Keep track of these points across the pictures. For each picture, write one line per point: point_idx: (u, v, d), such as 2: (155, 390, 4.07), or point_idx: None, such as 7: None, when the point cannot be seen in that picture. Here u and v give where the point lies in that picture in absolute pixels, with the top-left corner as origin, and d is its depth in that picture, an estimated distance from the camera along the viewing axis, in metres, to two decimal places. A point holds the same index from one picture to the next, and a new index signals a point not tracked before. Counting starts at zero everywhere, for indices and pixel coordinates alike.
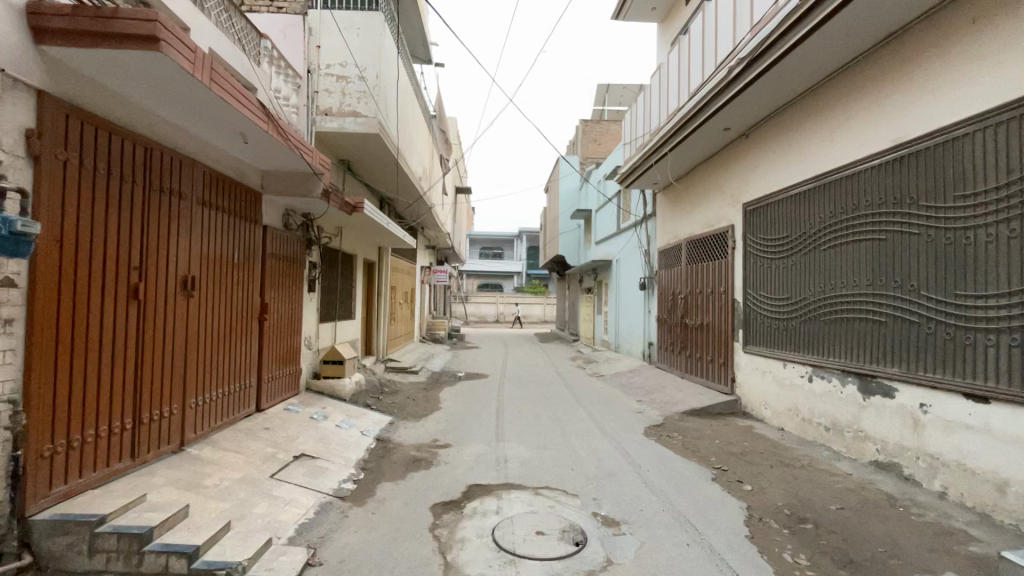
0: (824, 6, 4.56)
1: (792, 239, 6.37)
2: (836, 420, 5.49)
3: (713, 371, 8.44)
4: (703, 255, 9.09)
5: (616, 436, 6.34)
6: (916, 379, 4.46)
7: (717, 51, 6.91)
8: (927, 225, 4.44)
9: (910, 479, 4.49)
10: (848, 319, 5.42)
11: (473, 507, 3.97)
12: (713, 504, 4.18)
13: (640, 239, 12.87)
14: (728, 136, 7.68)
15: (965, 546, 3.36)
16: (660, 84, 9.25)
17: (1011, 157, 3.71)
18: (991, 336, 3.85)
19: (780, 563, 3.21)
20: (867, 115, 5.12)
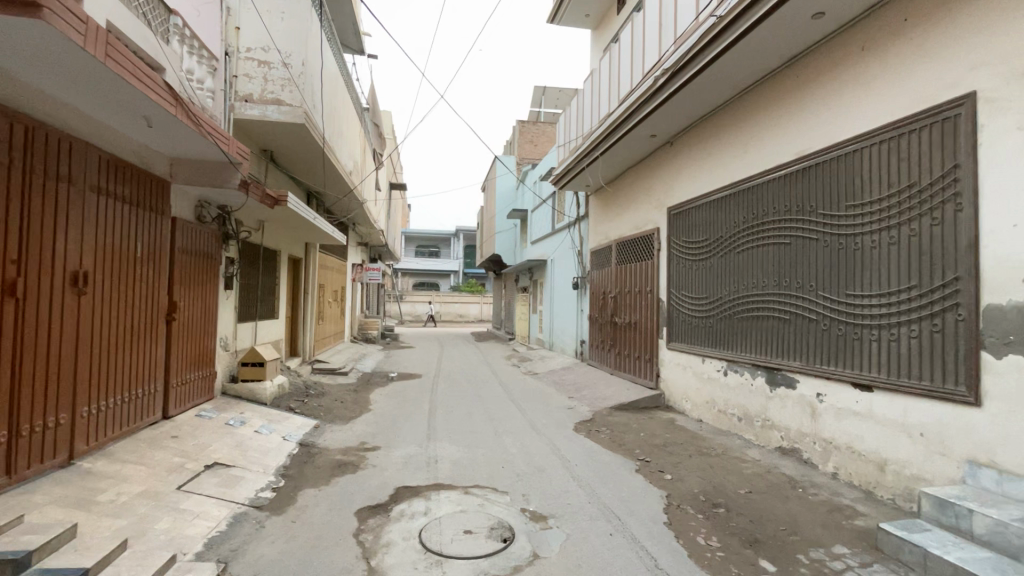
0: (737, 26, 4.88)
1: (710, 242, 6.80)
2: (747, 411, 5.92)
3: (640, 368, 8.83)
4: (631, 256, 9.48)
5: (546, 432, 6.46)
6: (814, 371, 4.91)
7: (643, 61, 7.23)
8: (824, 231, 4.89)
9: (808, 462, 4.94)
10: (758, 317, 5.86)
11: (401, 509, 3.89)
12: (636, 494, 4.37)
13: (573, 240, 13.19)
14: (654, 142, 8.04)
15: (852, 520, 3.75)
16: (592, 89, 9.54)
17: (892, 172, 4.17)
18: (873, 331, 4.32)
19: (694, 547, 3.41)
20: (776, 128, 5.55)
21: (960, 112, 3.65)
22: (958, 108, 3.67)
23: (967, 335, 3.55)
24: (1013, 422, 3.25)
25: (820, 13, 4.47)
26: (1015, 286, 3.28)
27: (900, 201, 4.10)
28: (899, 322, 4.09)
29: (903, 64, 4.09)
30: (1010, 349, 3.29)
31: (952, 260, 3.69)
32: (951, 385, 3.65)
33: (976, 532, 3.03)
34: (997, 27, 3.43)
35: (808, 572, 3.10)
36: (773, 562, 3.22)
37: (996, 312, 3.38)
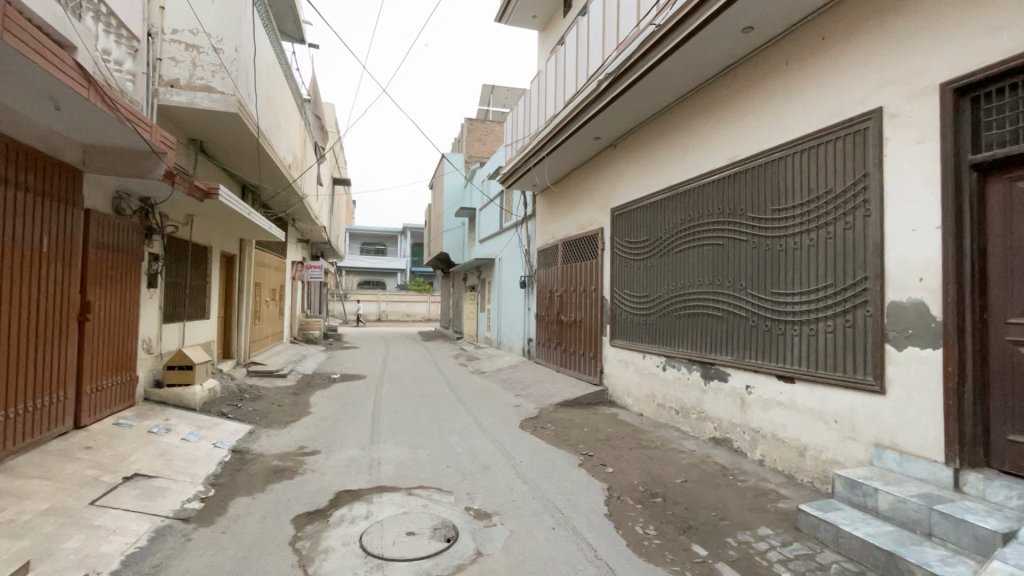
0: (675, 35, 5.08)
1: (651, 242, 7.06)
2: (683, 404, 6.20)
3: (584, 364, 9.04)
4: (576, 255, 9.68)
5: (492, 430, 6.48)
6: (743, 364, 5.21)
7: (587, 64, 7.38)
8: (753, 233, 5.19)
9: (738, 450, 5.24)
10: (693, 314, 6.15)
11: (341, 514, 3.78)
12: (579, 488, 4.47)
13: (520, 239, 13.30)
14: (599, 145, 8.24)
15: (775, 503, 4.02)
16: (539, 90, 9.64)
17: (812, 179, 4.50)
18: (796, 326, 4.64)
19: (632, 536, 3.54)
20: (711, 135, 5.84)
21: (870, 124, 3.98)
22: (868, 121, 4.00)
23: (874, 329, 3.89)
24: (912, 407, 3.59)
25: (750, 28, 4.75)
26: (913, 284, 3.62)
27: (819, 206, 4.42)
28: (818, 318, 4.42)
29: (821, 79, 4.42)
30: (910, 341, 3.63)
31: (863, 261, 4.02)
32: (861, 375, 3.99)
33: (880, 509, 3.33)
34: (899, 49, 3.78)
35: (736, 554, 3.29)
36: (705, 546, 3.40)
37: (898, 308, 3.72)
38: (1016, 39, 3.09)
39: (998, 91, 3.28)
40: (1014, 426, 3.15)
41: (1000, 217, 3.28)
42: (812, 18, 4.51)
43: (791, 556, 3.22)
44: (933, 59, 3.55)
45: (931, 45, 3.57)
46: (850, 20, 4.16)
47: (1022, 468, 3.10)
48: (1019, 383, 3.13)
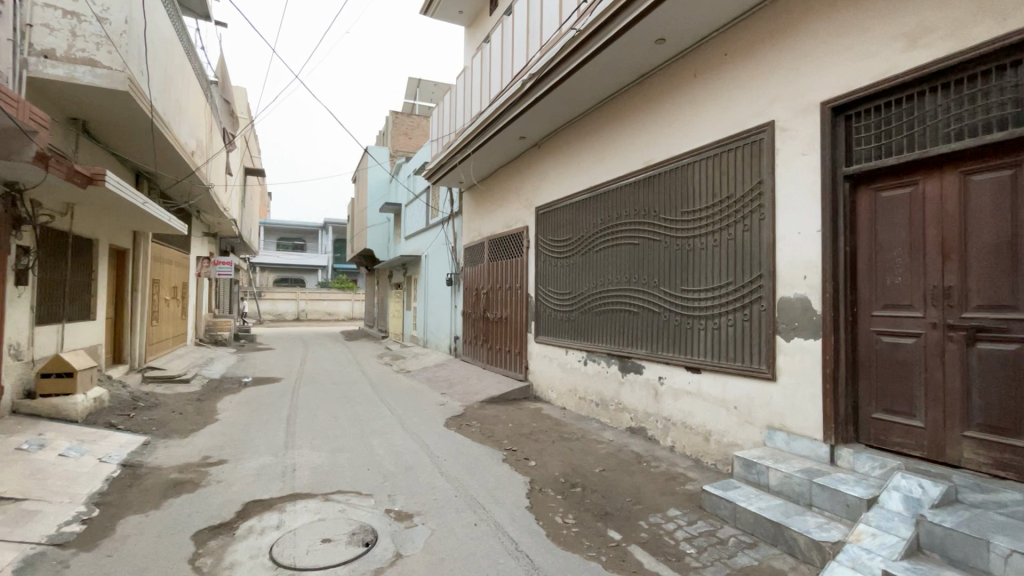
0: (594, 41, 5.26)
1: (573, 241, 7.28)
2: (603, 396, 6.47)
3: (510, 361, 9.16)
4: (502, 253, 9.77)
5: (416, 430, 6.37)
6: (656, 357, 5.53)
7: (512, 63, 7.45)
8: (664, 234, 5.51)
9: (652, 438, 5.56)
10: (612, 310, 6.41)
11: (249, 525, 3.55)
12: (501, 483, 4.52)
13: (446, 237, 13.19)
14: (523, 144, 8.36)
15: (684, 486, 4.31)
16: (465, 86, 9.58)
17: (717, 184, 4.85)
18: (703, 321, 4.98)
19: (552, 526, 3.64)
20: (627, 139, 6.13)
21: (764, 135, 4.37)
22: (763, 132, 4.39)
23: (768, 322, 4.28)
24: (797, 392, 4.00)
25: (662, 39, 5.02)
26: (799, 281, 4.03)
27: (722, 209, 4.79)
28: (720, 313, 4.78)
29: (724, 92, 4.78)
30: (796, 332, 4.05)
31: (758, 260, 4.40)
32: (756, 364, 4.37)
33: (771, 484, 3.68)
34: (789, 68, 4.17)
35: (647, 536, 3.49)
36: (619, 530, 3.57)
37: (787, 302, 4.13)
38: (881, 66, 3.53)
39: (867, 111, 3.72)
40: (878, 405, 3.61)
41: (867, 223, 3.74)
42: (716, 34, 4.85)
43: (695, 533, 3.47)
44: (815, 80, 3.97)
45: (814, 66, 3.98)
46: (749, 39, 4.52)
47: (883, 441, 3.56)
48: (881, 368, 3.59)
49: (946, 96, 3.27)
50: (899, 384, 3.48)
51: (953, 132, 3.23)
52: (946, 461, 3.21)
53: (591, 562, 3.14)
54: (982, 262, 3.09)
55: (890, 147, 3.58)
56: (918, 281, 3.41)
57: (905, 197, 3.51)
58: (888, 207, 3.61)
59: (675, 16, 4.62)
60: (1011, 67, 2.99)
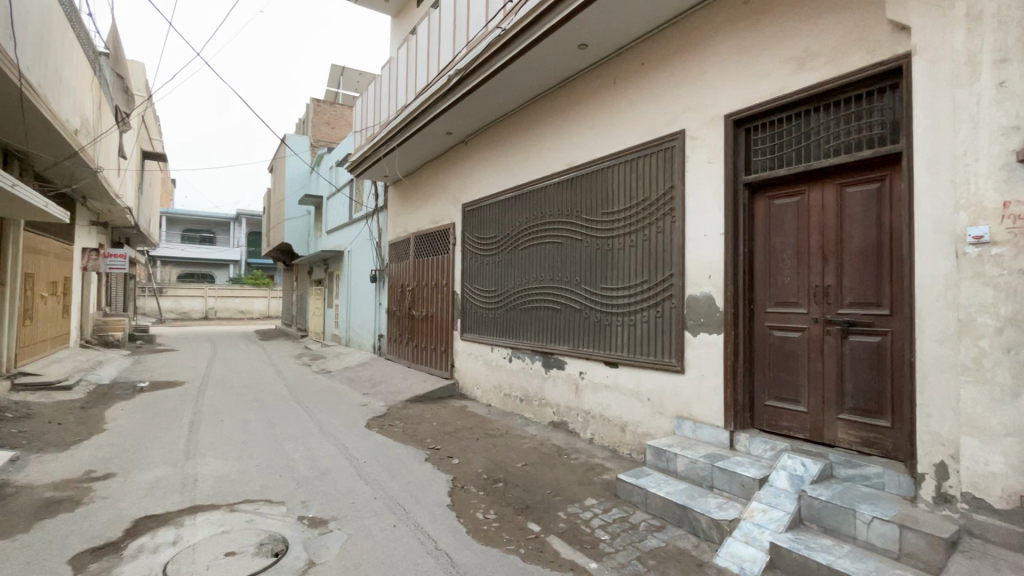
0: (519, 41, 5.32)
1: (499, 239, 7.33)
2: (527, 392, 6.58)
3: (436, 359, 9.05)
4: (428, 249, 9.63)
5: (335, 432, 6.11)
6: (578, 353, 5.71)
7: (439, 57, 7.33)
8: (586, 233, 5.70)
9: (573, 431, 5.75)
10: (536, 307, 6.54)
11: (140, 544, 3.23)
12: (424, 482, 4.47)
13: (370, 232, 12.78)
14: (450, 140, 8.28)
15: (601, 476, 4.50)
16: (390, 77, 9.32)
17: (634, 187, 5.09)
18: (620, 318, 5.21)
19: (473, 523, 3.65)
20: (552, 140, 6.26)
21: (676, 142, 4.64)
22: (674, 140, 4.66)
23: (677, 318, 4.56)
24: (702, 382, 4.31)
25: (584, 45, 5.19)
26: (704, 280, 4.34)
27: (639, 212, 5.02)
28: (636, 310, 5.03)
29: (641, 99, 5.02)
30: (701, 328, 4.35)
31: (669, 261, 4.67)
32: (667, 358, 4.65)
33: (678, 470, 3.94)
34: (698, 80, 4.46)
35: (565, 525, 3.60)
36: (538, 522, 3.66)
37: (694, 300, 4.42)
38: (775, 85, 3.87)
39: (764, 125, 4.06)
40: (770, 394, 3.97)
41: (763, 228, 4.10)
42: (635, 43, 5.08)
43: (609, 520, 3.63)
44: (720, 94, 4.28)
45: (719, 81, 4.29)
46: (664, 50, 4.78)
47: (774, 425, 3.93)
48: (774, 359, 3.96)
49: (828, 115, 3.64)
50: (787, 374, 3.86)
51: (832, 148, 3.62)
52: (825, 442, 3.60)
53: (510, 555, 3.19)
54: (855, 264, 3.50)
55: (782, 159, 3.94)
56: (804, 280, 3.79)
57: (794, 204, 3.88)
58: (779, 214, 3.98)
59: (596, 23, 4.78)
60: (879, 93, 3.38)
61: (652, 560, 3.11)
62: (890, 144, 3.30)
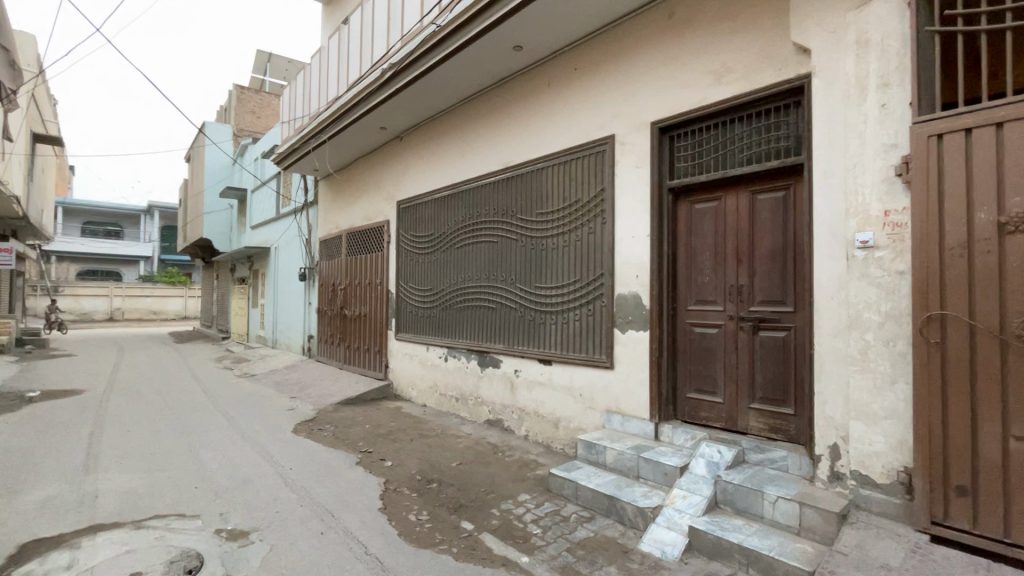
0: (454, 39, 5.28)
1: (434, 237, 7.25)
2: (463, 391, 6.57)
3: (369, 360, 8.81)
4: (361, 247, 9.34)
5: (259, 439, 5.79)
6: (513, 351, 5.77)
7: (373, 49, 7.12)
8: (521, 233, 5.77)
9: (508, 429, 5.81)
10: (472, 306, 6.54)
11: (26, 571, 2.90)
12: (354, 486, 4.34)
13: (299, 228, 12.20)
14: (385, 135, 8.07)
15: (534, 471, 4.58)
16: (320, 66, 8.92)
17: (567, 189, 5.22)
18: (554, 316, 5.32)
19: (405, 525, 3.59)
20: (488, 139, 6.27)
21: (606, 146, 4.80)
22: (605, 144, 4.83)
23: (607, 316, 4.73)
24: (630, 377, 4.50)
25: (519, 47, 5.25)
26: (632, 279, 4.53)
27: (571, 213, 5.16)
28: (569, 309, 5.15)
29: (574, 103, 5.15)
30: (629, 325, 4.54)
31: (600, 261, 4.84)
32: (598, 355, 4.81)
33: (607, 462, 4.09)
34: (627, 88, 4.65)
35: (498, 522, 3.64)
36: (471, 520, 3.67)
37: (622, 298, 4.61)
38: (696, 95, 4.11)
39: (686, 133, 4.31)
40: (692, 386, 4.22)
41: (685, 231, 4.35)
42: (569, 48, 5.20)
43: (541, 514, 3.71)
44: (647, 103, 4.48)
45: (646, 90, 4.49)
46: (596, 57, 4.93)
47: (694, 416, 4.18)
48: (694, 353, 4.22)
49: (742, 127, 3.93)
50: (706, 367, 4.12)
51: (745, 158, 3.90)
52: (738, 430, 3.88)
53: (442, 554, 3.18)
54: (765, 265, 3.80)
55: (702, 166, 4.19)
56: (721, 280, 4.06)
57: (713, 209, 4.15)
58: (700, 218, 4.24)
59: (531, 26, 4.84)
60: (785, 109, 3.69)
61: (581, 550, 3.22)
62: (794, 156, 3.61)
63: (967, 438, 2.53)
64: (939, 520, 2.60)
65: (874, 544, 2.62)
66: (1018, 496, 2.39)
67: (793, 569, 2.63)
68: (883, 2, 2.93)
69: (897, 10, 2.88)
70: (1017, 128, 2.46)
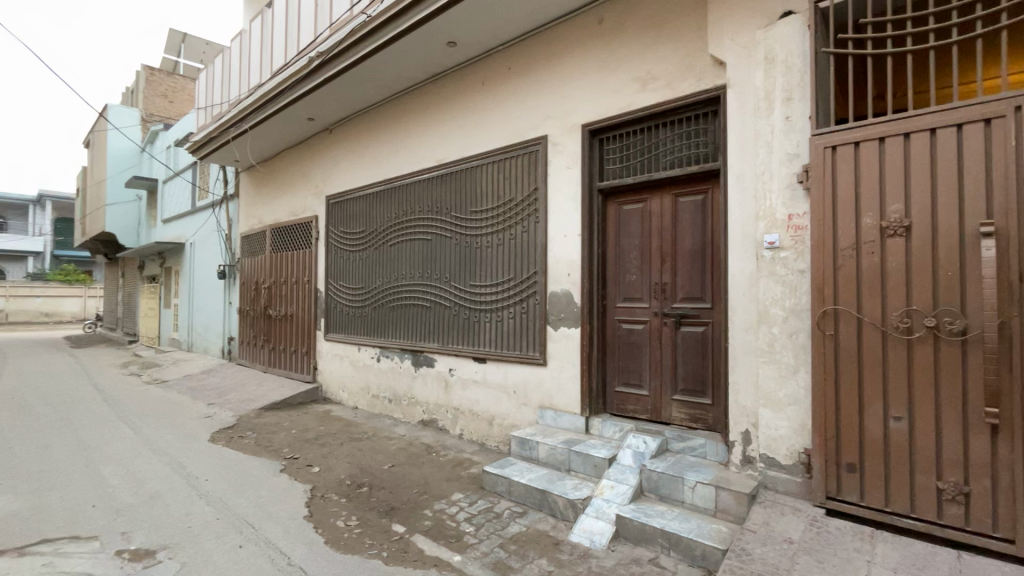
0: (386, 31, 5.14)
1: (366, 234, 7.03)
2: (396, 392, 6.42)
3: (296, 362, 8.40)
4: (287, 243, 8.88)
5: (170, 449, 5.35)
6: (447, 350, 5.72)
7: (299, 35, 6.77)
8: (455, 231, 5.73)
9: (442, 428, 5.76)
10: (405, 305, 6.40)
11: None
12: (278, 495, 4.12)
13: (218, 222, 11.40)
14: (313, 126, 7.71)
15: (468, 470, 4.58)
16: (241, 51, 8.37)
17: (500, 188, 5.24)
18: (489, 314, 5.33)
19: (333, 532, 3.46)
20: (421, 135, 6.17)
21: (539, 146, 4.88)
22: (538, 144, 4.90)
23: (540, 314, 4.80)
24: (562, 373, 4.60)
25: (453, 43, 5.20)
26: (564, 277, 4.64)
27: (505, 211, 5.19)
28: (503, 307, 5.18)
29: (508, 102, 5.19)
30: (562, 322, 4.64)
31: (533, 260, 4.90)
32: (531, 352, 4.88)
33: (540, 457, 4.16)
34: (559, 90, 4.74)
35: (430, 523, 3.60)
36: (403, 523, 3.60)
37: (555, 296, 4.71)
38: (624, 101, 4.27)
39: (614, 136, 4.46)
40: (620, 380, 4.39)
41: (614, 230, 4.51)
42: (503, 48, 5.22)
43: (474, 512, 3.71)
44: (577, 105, 4.60)
45: (578, 93, 4.60)
46: (529, 58, 4.99)
47: (622, 408, 4.36)
48: (622, 348, 4.39)
49: (665, 132, 4.13)
50: (633, 362, 4.30)
51: (669, 162, 4.10)
52: (662, 421, 4.08)
53: (372, 559, 3.10)
54: (686, 264, 4.02)
55: (630, 168, 4.37)
56: (646, 278, 4.25)
57: (639, 210, 4.34)
58: (627, 218, 4.41)
59: (464, 23, 4.82)
60: (703, 117, 3.93)
61: (513, 545, 3.25)
62: (712, 162, 3.85)
63: (856, 420, 2.82)
64: (834, 495, 2.87)
65: (778, 521, 2.85)
66: (897, 470, 2.69)
67: (709, 549, 2.81)
68: (787, 23, 3.20)
69: (799, 31, 3.15)
70: (895, 143, 2.77)
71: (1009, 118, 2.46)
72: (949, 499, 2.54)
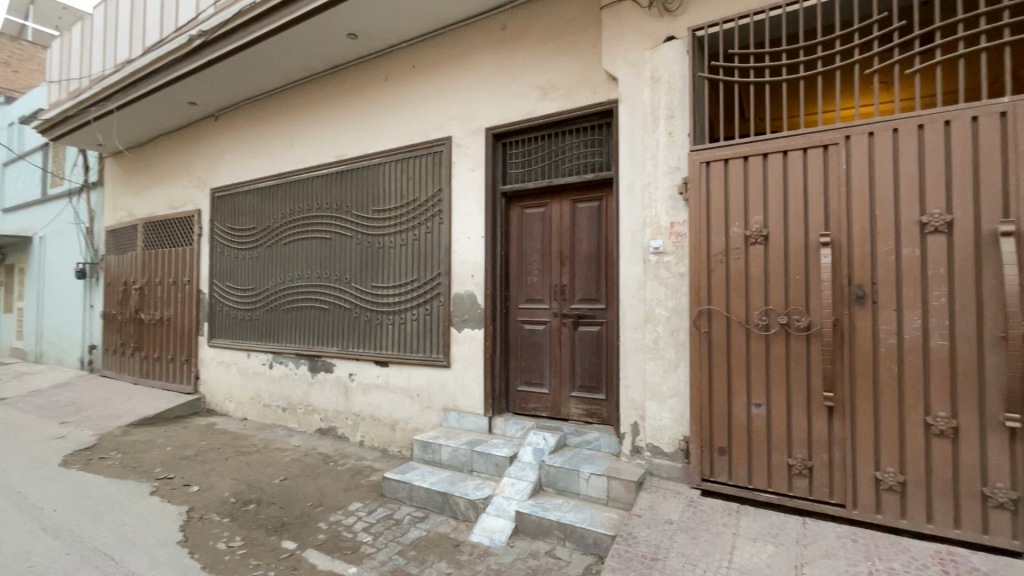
0: (278, 15, 4.82)
1: (258, 230, 6.53)
2: (290, 400, 6.02)
3: (173, 371, 7.56)
4: (163, 239, 7.97)
5: (6, 478, 4.55)
6: (347, 354, 5.48)
7: (177, 10, 6.12)
8: (356, 230, 5.51)
9: (342, 437, 5.50)
10: (301, 307, 6.03)
11: None
12: (146, 520, 3.68)
13: (76, 214, 9.94)
14: (194, 111, 6.99)
15: (368, 478, 4.42)
16: (106, 20, 7.39)
17: (404, 187, 5.14)
18: (391, 316, 5.19)
19: (212, 556, 3.16)
20: (319, 128, 5.86)
21: (444, 147, 4.86)
22: (442, 145, 4.87)
23: (444, 315, 4.78)
24: (466, 375, 4.61)
25: (353, 36, 5.01)
26: (468, 279, 4.65)
27: (408, 212, 5.10)
28: (407, 309, 5.08)
29: (411, 101, 5.10)
30: (466, 324, 4.65)
31: (437, 261, 4.87)
32: (435, 354, 4.83)
33: (443, 459, 4.13)
34: (464, 93, 4.75)
35: (325, 536, 3.42)
36: (294, 538, 3.39)
37: (459, 298, 4.70)
38: (525, 108, 4.39)
39: (517, 141, 4.57)
40: (522, 379, 4.50)
41: (517, 233, 4.61)
42: (407, 45, 5.13)
43: (373, 521, 3.59)
44: (481, 109, 4.64)
45: (481, 97, 4.65)
46: (433, 57, 4.95)
47: (524, 407, 4.47)
48: (524, 347, 4.50)
49: (564, 140, 4.31)
50: (534, 361, 4.43)
51: (568, 169, 4.28)
52: (561, 417, 4.25)
53: None
54: (583, 267, 4.23)
55: (532, 173, 4.49)
56: (547, 280, 4.41)
57: (541, 214, 4.49)
58: (530, 222, 4.54)
59: (365, 15, 4.65)
60: (598, 128, 4.16)
61: (412, 550, 3.19)
62: (606, 171, 4.09)
63: (725, 407, 3.15)
64: (708, 477, 3.18)
65: (661, 504, 3.09)
66: (757, 450, 3.04)
67: (600, 537, 2.97)
68: (670, 47, 3.49)
69: (680, 55, 3.45)
70: (756, 161, 3.13)
71: (840, 145, 2.89)
72: (797, 473, 2.92)
